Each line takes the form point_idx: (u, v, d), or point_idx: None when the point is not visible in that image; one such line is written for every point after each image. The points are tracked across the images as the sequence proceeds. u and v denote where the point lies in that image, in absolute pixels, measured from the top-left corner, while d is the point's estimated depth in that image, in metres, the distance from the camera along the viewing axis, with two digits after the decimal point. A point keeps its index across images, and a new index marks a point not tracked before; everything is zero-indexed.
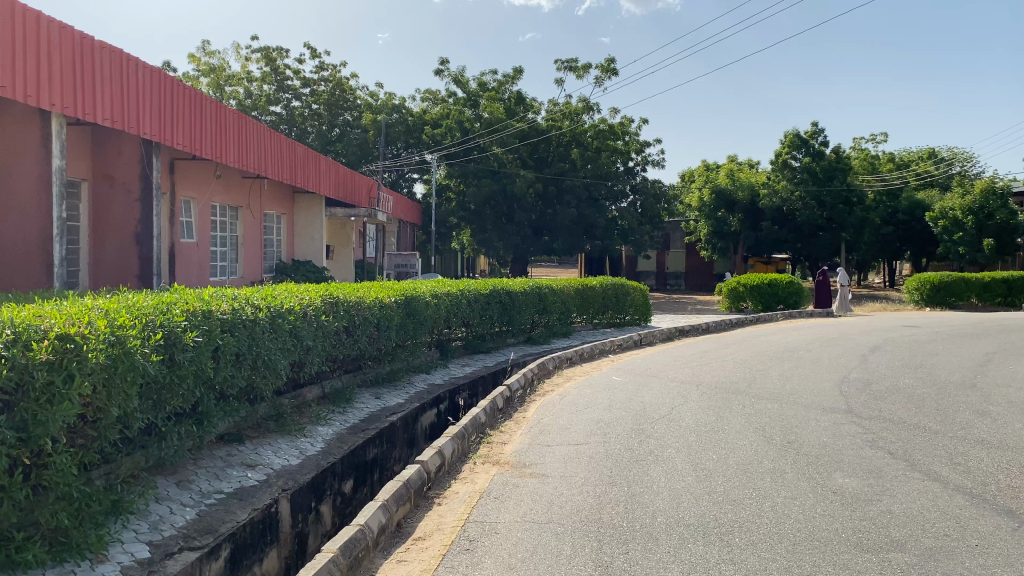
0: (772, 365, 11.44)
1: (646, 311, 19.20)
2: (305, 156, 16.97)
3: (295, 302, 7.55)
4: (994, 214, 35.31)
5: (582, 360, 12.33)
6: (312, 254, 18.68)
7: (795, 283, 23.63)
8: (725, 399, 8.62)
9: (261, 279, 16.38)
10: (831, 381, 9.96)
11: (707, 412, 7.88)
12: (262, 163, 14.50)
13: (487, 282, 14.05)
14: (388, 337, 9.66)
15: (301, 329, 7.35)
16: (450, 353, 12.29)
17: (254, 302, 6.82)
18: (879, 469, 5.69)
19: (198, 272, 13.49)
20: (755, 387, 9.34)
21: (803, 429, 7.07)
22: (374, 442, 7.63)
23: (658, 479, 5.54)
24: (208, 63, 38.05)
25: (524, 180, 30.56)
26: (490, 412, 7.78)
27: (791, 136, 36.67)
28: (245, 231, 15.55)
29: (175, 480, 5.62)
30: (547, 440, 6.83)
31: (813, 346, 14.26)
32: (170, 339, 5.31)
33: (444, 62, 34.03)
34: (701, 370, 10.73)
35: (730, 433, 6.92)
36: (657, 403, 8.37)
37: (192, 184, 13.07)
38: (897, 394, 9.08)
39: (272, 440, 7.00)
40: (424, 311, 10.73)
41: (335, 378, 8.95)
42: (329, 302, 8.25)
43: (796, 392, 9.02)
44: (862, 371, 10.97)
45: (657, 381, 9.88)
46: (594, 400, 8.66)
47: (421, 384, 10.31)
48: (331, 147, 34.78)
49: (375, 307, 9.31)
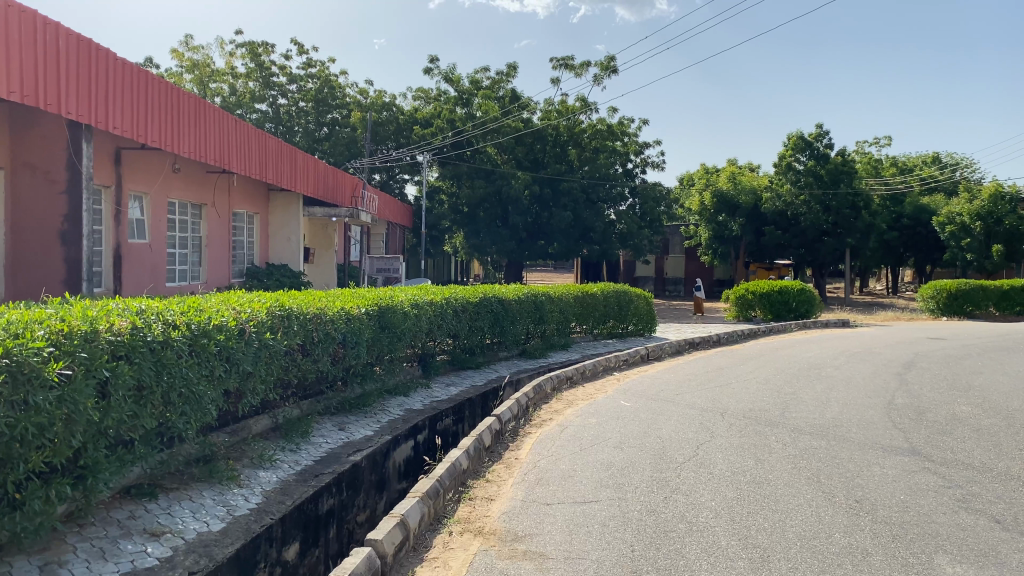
0: (803, 387, 9.95)
1: (651, 320, 17.68)
2: (277, 150, 15.42)
3: (231, 315, 6.04)
4: (1003, 219, 33.78)
5: (584, 379, 10.84)
6: (289, 256, 17.19)
7: (806, 290, 22.21)
8: (759, 433, 7.14)
9: (228, 284, 14.83)
10: (878, 410, 8.48)
11: (741, 455, 6.38)
12: (225, 155, 12.96)
13: (476, 289, 12.56)
14: (358, 355, 8.18)
15: (237, 351, 5.84)
16: (434, 370, 10.78)
17: (169, 318, 5.30)
18: (995, 551, 4.20)
19: (151, 277, 11.96)
20: (792, 419, 7.84)
21: (870, 479, 5.61)
22: (329, 491, 6.15)
23: (698, 566, 4.06)
24: (191, 58, 36.42)
25: (522, 182, 28.94)
26: (476, 454, 6.28)
27: (795, 138, 35.16)
28: (210, 231, 14.05)
29: (39, 563, 4.11)
30: (545, 496, 5.36)
31: (840, 362, 12.75)
32: (20, 373, 3.83)
33: (435, 59, 32.46)
34: (723, 395, 9.22)
35: (780, 487, 5.46)
36: (680, 439, 6.93)
37: (143, 176, 11.56)
38: (960, 426, 7.61)
39: (194, 492, 5.50)
40: (402, 323, 9.22)
41: (290, 406, 7.48)
42: (278, 315, 6.74)
43: (842, 425, 7.54)
44: (906, 395, 9.52)
45: (675, 409, 8.39)
46: (601, 435, 7.15)
47: (397, 409, 8.78)
48: (318, 147, 33.38)
49: (340, 319, 7.82)
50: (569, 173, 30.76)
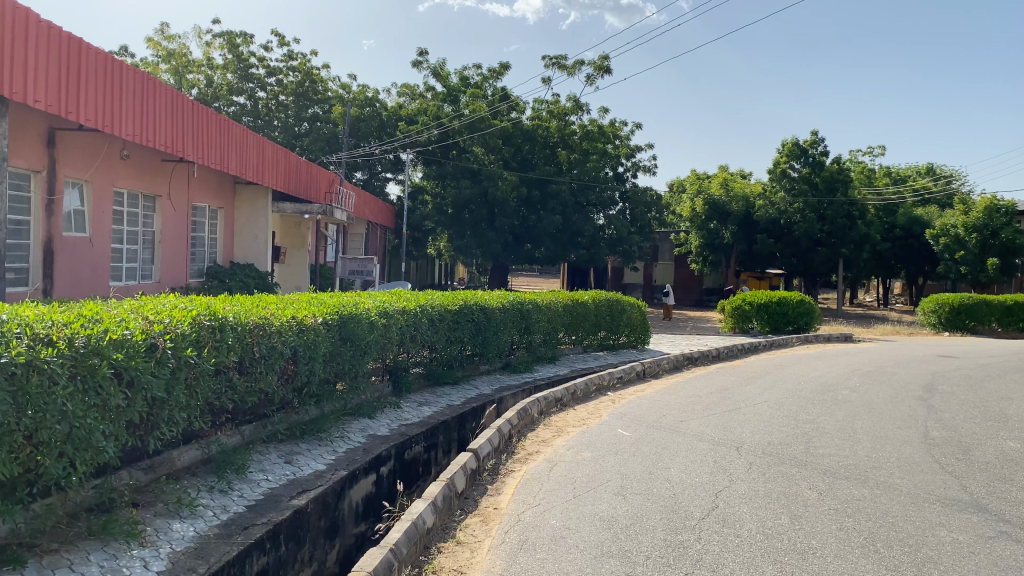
0: (823, 415, 8.79)
1: (644, 331, 16.51)
2: (242, 139, 14.09)
3: (139, 325, 4.80)
4: (999, 232, 32.87)
5: (575, 401, 9.66)
6: (255, 255, 15.90)
7: (806, 302, 21.13)
8: (787, 477, 5.99)
9: (184, 284, 13.56)
10: (915, 445, 7.32)
11: (771, 509, 5.21)
12: (179, 142, 11.66)
13: (456, 296, 11.35)
14: (311, 372, 6.96)
15: (143, 374, 4.60)
16: (406, 387, 9.55)
17: (42, 331, 4.06)
18: None
19: (91, 275, 10.67)
20: (819, 458, 6.68)
21: (941, 551, 4.43)
22: (261, 547, 4.93)
23: None
24: (166, 48, 34.97)
25: (510, 184, 27.62)
26: (444, 505, 5.08)
27: (791, 145, 34.47)
28: (164, 226, 12.77)
29: None
30: (530, 570, 4.14)
31: (854, 383, 11.61)
32: None
33: (421, 53, 31.28)
34: (735, 424, 8.03)
35: (830, 561, 4.27)
36: (693, 485, 5.75)
37: (82, 160, 10.26)
38: (1019, 469, 6.46)
39: (78, 556, 4.21)
40: (367, 335, 7.99)
41: (224, 434, 6.23)
42: (207, 326, 5.53)
43: (880, 466, 6.41)
44: (941, 426, 8.36)
45: (683, 441, 7.23)
46: (598, 478, 5.95)
47: (359, 435, 7.54)
48: (297, 142, 32.00)
49: (289, 330, 6.60)
50: (558, 176, 29.57)
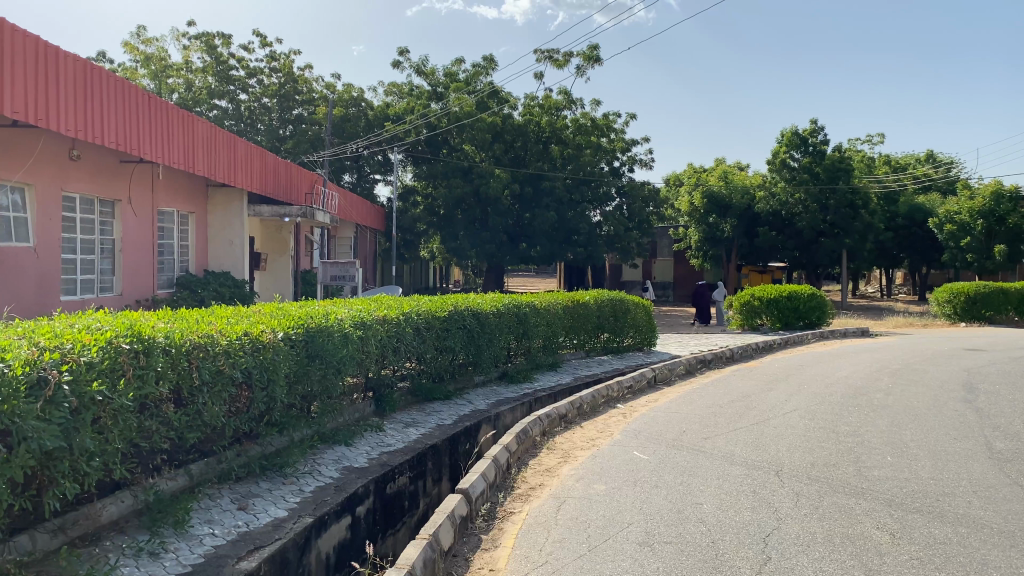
0: (864, 426, 7.70)
1: (650, 333, 15.43)
2: (207, 135, 12.91)
3: (21, 355, 3.73)
4: (1006, 218, 31.60)
5: (582, 417, 8.58)
6: (231, 263, 14.78)
7: (817, 295, 20.11)
8: (846, 513, 4.92)
9: (151, 295, 12.44)
10: (982, 462, 6.23)
11: (837, 561, 4.13)
12: (132, 138, 10.47)
13: (445, 300, 10.27)
14: (269, 398, 5.86)
15: (23, 419, 3.52)
16: (390, 406, 8.48)
17: None
18: None
19: (37, 290, 9.57)
20: (876, 483, 5.61)
21: None
22: None
23: None
24: (144, 51, 33.86)
25: (501, 182, 26.54)
26: (426, 568, 4.01)
27: (790, 134, 33.31)
28: (125, 233, 11.67)
29: None
30: None
31: (886, 384, 10.52)
32: None
33: (404, 51, 30.31)
34: (768, 441, 6.96)
35: None
36: (734, 528, 4.67)
37: (20, 160, 9.17)
38: None
39: None
40: (339, 350, 6.88)
41: (161, 479, 5.13)
42: (126, 350, 4.43)
43: (954, 494, 5.32)
44: (1002, 435, 7.28)
45: (710, 465, 6.15)
46: (618, 521, 4.86)
47: (332, 468, 6.44)
48: (282, 146, 31.08)
49: (240, 351, 5.51)
50: (551, 172, 28.40)
